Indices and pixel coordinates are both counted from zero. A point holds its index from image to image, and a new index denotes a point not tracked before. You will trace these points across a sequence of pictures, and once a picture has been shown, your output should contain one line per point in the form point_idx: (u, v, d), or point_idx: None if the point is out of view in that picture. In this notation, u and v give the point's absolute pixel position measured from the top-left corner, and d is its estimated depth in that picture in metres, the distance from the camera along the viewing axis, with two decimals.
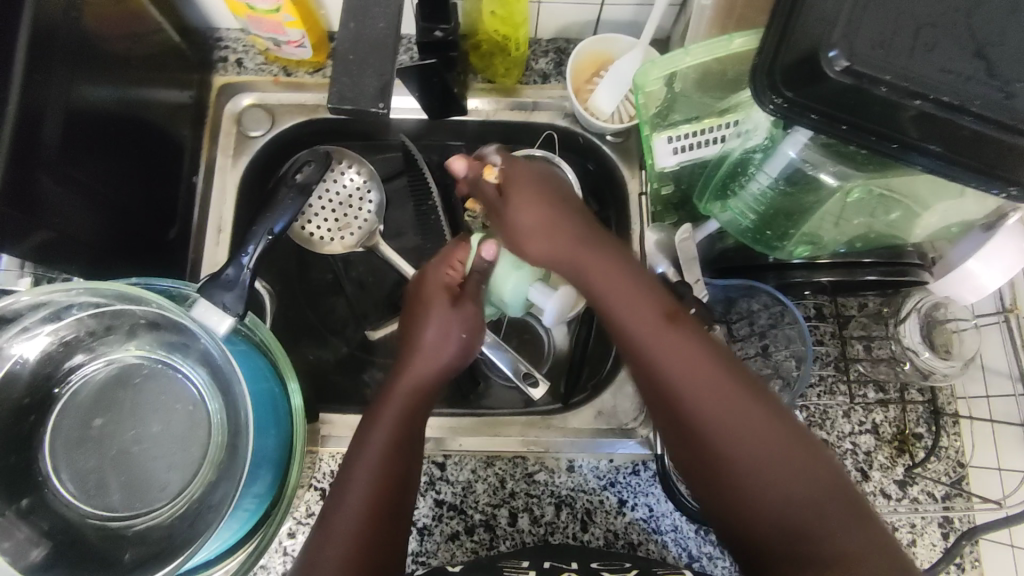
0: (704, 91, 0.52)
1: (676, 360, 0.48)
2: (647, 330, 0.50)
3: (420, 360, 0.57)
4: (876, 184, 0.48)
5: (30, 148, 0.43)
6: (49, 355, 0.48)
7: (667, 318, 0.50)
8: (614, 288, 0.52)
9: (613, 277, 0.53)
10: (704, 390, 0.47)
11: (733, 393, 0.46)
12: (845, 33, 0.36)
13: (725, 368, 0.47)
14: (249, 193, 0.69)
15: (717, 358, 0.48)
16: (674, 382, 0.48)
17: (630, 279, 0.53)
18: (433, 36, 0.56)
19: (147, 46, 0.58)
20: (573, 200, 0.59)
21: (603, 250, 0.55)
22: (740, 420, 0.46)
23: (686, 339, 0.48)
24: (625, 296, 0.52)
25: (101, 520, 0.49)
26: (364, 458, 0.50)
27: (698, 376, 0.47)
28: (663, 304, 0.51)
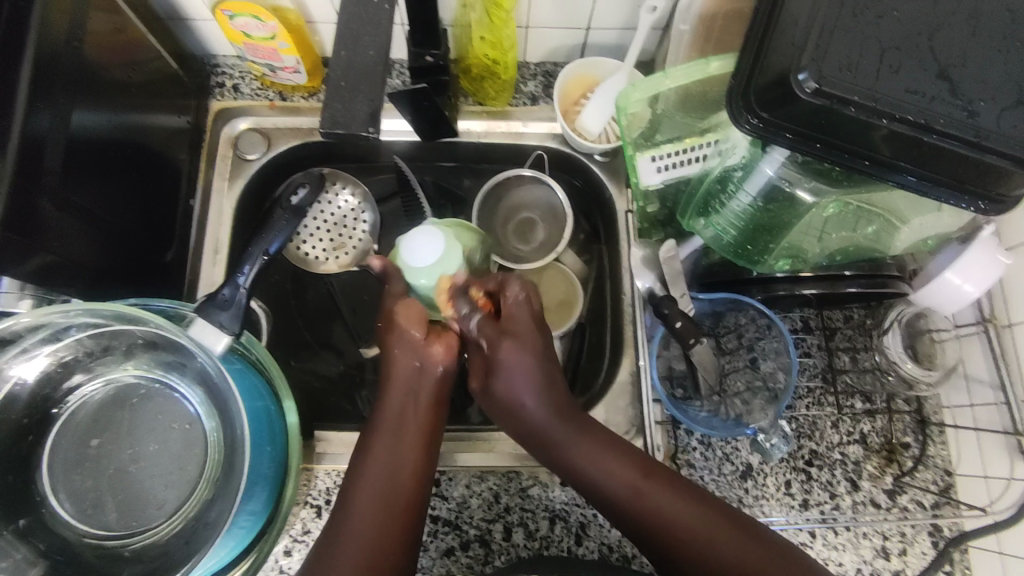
0: (686, 111, 0.54)
1: (653, 505, 0.49)
2: (626, 489, 0.50)
3: (399, 367, 0.55)
4: (851, 199, 0.50)
5: (33, 174, 0.45)
6: (48, 375, 0.49)
7: (641, 474, 0.50)
8: (583, 447, 0.52)
9: (566, 423, 0.53)
10: (692, 527, 0.48)
11: (715, 525, 0.48)
12: (813, 57, 0.38)
13: (706, 506, 0.49)
14: (245, 214, 0.70)
15: (700, 499, 0.49)
16: (666, 528, 0.48)
17: (603, 447, 0.52)
18: (425, 61, 0.58)
19: (145, 73, 0.59)
20: (544, 358, 0.54)
21: (575, 424, 0.53)
22: (700, 532, 0.47)
23: (657, 486, 0.50)
24: (598, 458, 0.51)
25: (97, 539, 0.50)
26: (364, 486, 0.50)
27: (677, 513, 0.48)
28: (637, 458, 0.51)
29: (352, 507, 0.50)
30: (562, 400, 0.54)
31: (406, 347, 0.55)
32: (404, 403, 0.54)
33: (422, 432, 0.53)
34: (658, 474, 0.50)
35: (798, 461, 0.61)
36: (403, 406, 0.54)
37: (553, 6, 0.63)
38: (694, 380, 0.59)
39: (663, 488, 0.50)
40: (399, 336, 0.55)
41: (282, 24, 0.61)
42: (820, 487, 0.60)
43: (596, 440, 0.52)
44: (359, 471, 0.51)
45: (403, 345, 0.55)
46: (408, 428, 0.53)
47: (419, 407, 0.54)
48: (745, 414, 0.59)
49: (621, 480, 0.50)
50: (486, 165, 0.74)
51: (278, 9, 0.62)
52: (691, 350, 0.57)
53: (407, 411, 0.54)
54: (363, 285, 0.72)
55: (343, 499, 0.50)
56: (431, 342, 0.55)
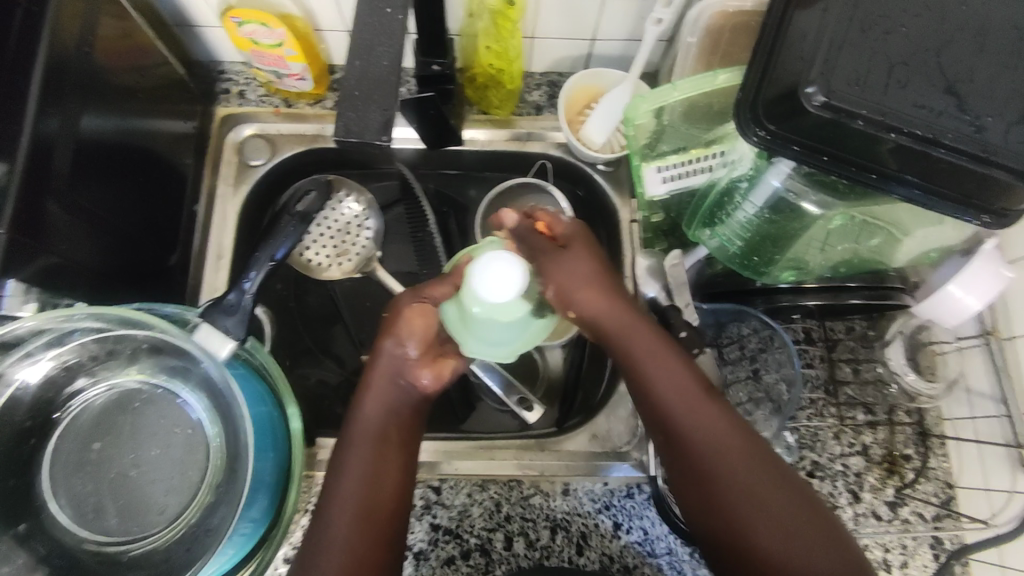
0: (691, 123, 0.54)
1: (700, 428, 0.49)
2: (683, 405, 0.49)
3: (377, 378, 0.53)
4: (856, 213, 0.51)
5: (42, 178, 0.45)
6: (52, 379, 0.48)
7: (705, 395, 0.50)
8: (655, 363, 0.51)
9: (640, 331, 0.52)
10: (729, 456, 0.48)
11: (759, 473, 0.47)
12: (822, 71, 0.39)
13: (755, 446, 0.48)
14: (248, 220, 0.70)
15: (750, 444, 0.48)
16: (708, 457, 0.48)
17: (669, 362, 0.51)
18: (431, 70, 0.59)
19: (152, 78, 0.59)
20: (605, 268, 0.55)
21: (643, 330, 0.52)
22: (738, 469, 0.47)
23: (717, 413, 0.49)
24: (666, 368, 0.51)
25: (98, 544, 0.50)
26: (341, 495, 0.49)
27: (722, 442, 0.48)
28: (701, 378, 0.50)
29: (329, 521, 0.48)
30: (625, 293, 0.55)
31: (388, 353, 0.54)
32: (382, 415, 0.53)
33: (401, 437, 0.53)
34: (721, 404, 0.50)
35: (799, 471, 0.61)
36: (382, 417, 0.53)
37: (558, 17, 0.63)
38: None
39: (721, 417, 0.49)
40: (390, 348, 0.54)
41: (290, 32, 0.61)
42: (821, 498, 0.60)
43: (665, 351, 0.51)
44: (337, 479, 0.50)
45: (388, 363, 0.54)
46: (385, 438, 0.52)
47: (396, 412, 0.53)
48: (749, 424, 0.59)
49: (680, 396, 0.50)
50: (490, 174, 0.74)
51: (286, 16, 0.62)
52: (694, 360, 0.56)
53: (382, 416, 0.53)
54: (366, 291, 0.72)
55: (323, 505, 0.49)
56: (422, 364, 0.54)
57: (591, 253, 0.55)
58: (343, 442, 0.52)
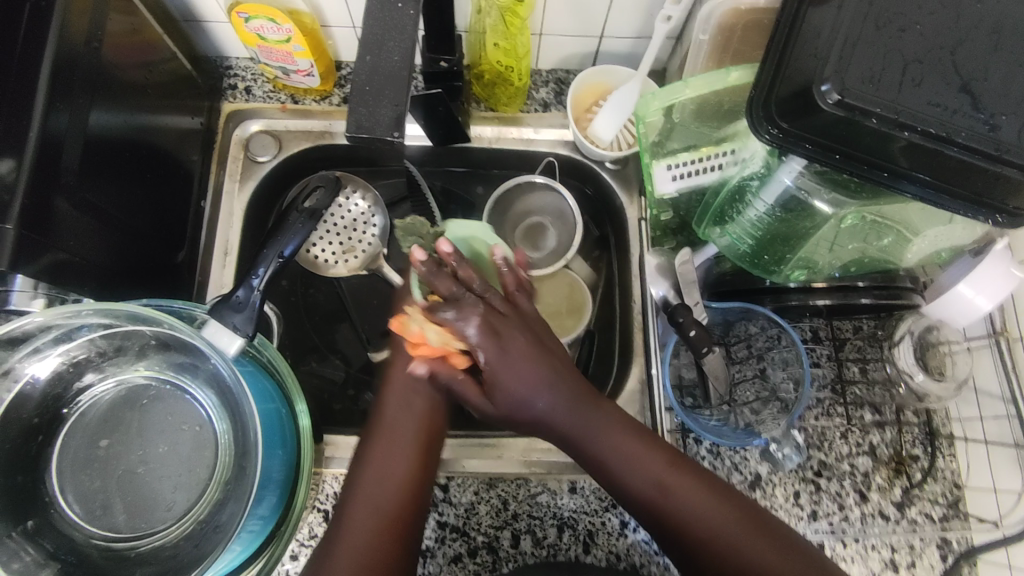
0: (702, 121, 0.54)
1: (682, 503, 0.47)
2: (658, 484, 0.48)
3: (396, 378, 0.54)
4: (868, 212, 0.51)
5: (51, 173, 0.45)
6: (60, 375, 0.48)
7: (668, 468, 0.49)
8: (615, 446, 0.50)
9: (593, 415, 0.50)
10: (710, 524, 0.47)
11: (744, 528, 0.46)
12: (836, 69, 0.38)
13: (729, 498, 0.48)
14: (255, 217, 0.70)
15: (721, 496, 0.48)
16: (693, 530, 0.47)
17: (630, 439, 0.50)
18: (438, 67, 0.59)
19: (159, 73, 0.59)
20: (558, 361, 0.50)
21: (595, 414, 0.50)
22: (726, 530, 0.46)
23: (690, 484, 0.48)
24: (628, 449, 0.49)
25: (106, 540, 0.50)
26: (362, 496, 0.48)
27: (702, 509, 0.47)
28: (661, 449, 0.50)
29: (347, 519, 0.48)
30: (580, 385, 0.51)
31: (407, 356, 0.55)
32: (398, 413, 0.53)
33: (418, 433, 0.52)
34: (687, 468, 0.49)
35: (807, 471, 0.61)
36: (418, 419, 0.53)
37: (567, 13, 0.63)
38: (704, 390, 0.60)
39: (694, 484, 0.48)
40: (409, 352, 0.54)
41: (298, 28, 0.61)
42: (829, 498, 0.60)
43: (623, 430, 0.50)
44: (357, 480, 0.50)
45: (404, 357, 0.55)
46: (425, 442, 0.52)
47: (403, 416, 0.53)
48: (756, 423, 0.59)
49: (650, 474, 0.49)
50: (496, 171, 0.74)
51: (293, 12, 0.62)
52: (704, 358, 0.56)
53: (402, 421, 0.53)
54: (372, 288, 0.72)
55: (339, 511, 0.48)
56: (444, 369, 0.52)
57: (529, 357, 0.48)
58: (367, 438, 0.52)
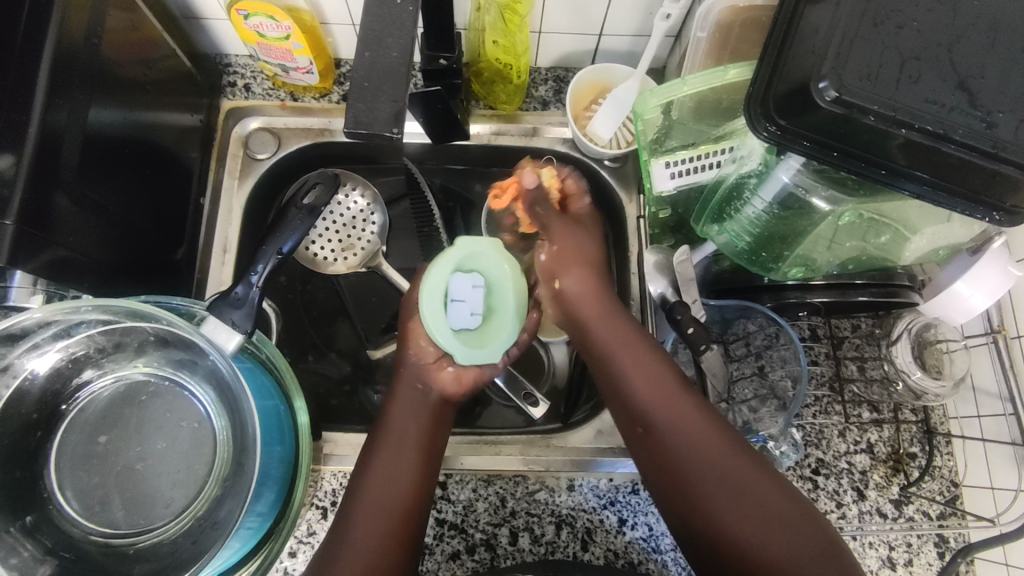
0: (700, 119, 0.54)
1: (672, 418, 0.52)
2: (655, 398, 0.53)
3: (402, 387, 0.56)
4: (866, 210, 0.50)
5: (51, 169, 0.45)
6: (59, 371, 0.48)
7: (679, 388, 0.53)
8: (626, 357, 0.56)
9: (617, 326, 0.58)
10: (697, 441, 0.51)
11: (722, 448, 0.50)
12: (834, 66, 0.39)
13: (719, 427, 0.51)
14: (254, 214, 0.70)
15: (713, 423, 0.52)
16: (677, 443, 0.51)
17: (646, 359, 0.55)
18: (437, 64, 0.58)
19: (158, 70, 0.59)
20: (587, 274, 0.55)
21: (618, 329, 0.58)
22: (706, 453, 0.50)
23: (689, 408, 0.52)
24: (637, 369, 0.55)
25: (104, 537, 0.50)
26: (366, 500, 0.50)
27: (693, 428, 0.51)
28: (671, 372, 0.54)
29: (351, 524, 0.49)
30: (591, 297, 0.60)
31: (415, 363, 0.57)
32: (404, 419, 0.55)
33: (422, 437, 0.54)
34: (693, 397, 0.53)
35: (805, 469, 0.61)
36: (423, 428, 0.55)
37: (566, 11, 0.63)
38: (703, 387, 0.59)
39: (693, 407, 0.52)
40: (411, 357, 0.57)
41: (297, 25, 0.61)
42: (826, 495, 0.60)
43: (640, 349, 0.56)
44: (362, 481, 0.51)
45: (411, 370, 0.57)
46: (428, 450, 0.53)
47: (408, 422, 0.55)
48: (754, 421, 0.59)
49: (649, 389, 0.54)
50: (495, 169, 0.74)
51: (293, 9, 0.62)
52: (702, 355, 0.56)
53: (407, 426, 0.54)
54: (371, 286, 0.72)
55: (346, 509, 0.51)
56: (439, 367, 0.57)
57: None
58: (375, 442, 0.54)
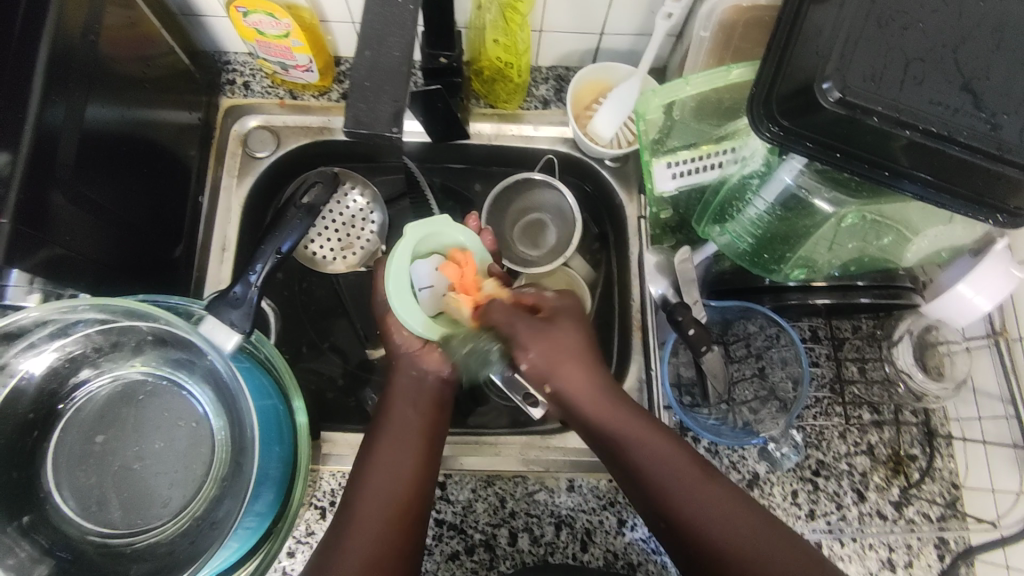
0: (701, 119, 0.54)
1: (698, 497, 0.47)
2: (674, 477, 0.48)
3: (401, 377, 0.56)
4: (869, 211, 0.50)
5: (48, 167, 0.44)
6: (56, 370, 0.48)
7: (699, 466, 0.49)
8: (637, 437, 0.50)
9: (624, 416, 0.51)
10: (719, 513, 0.47)
11: (735, 511, 0.47)
12: (838, 67, 0.38)
13: (733, 493, 0.48)
14: (252, 212, 0.70)
15: (726, 489, 0.48)
16: (699, 519, 0.47)
17: (655, 436, 0.50)
18: (437, 63, 0.58)
19: (157, 67, 0.59)
20: (591, 342, 0.55)
21: (623, 415, 0.51)
22: (724, 521, 0.46)
23: (706, 481, 0.48)
24: (650, 448, 0.49)
25: (102, 536, 0.49)
26: (369, 486, 0.50)
27: (709, 500, 0.47)
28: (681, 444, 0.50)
29: (355, 509, 0.49)
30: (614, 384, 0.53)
31: (414, 353, 0.57)
32: (405, 410, 0.55)
33: (423, 430, 0.53)
34: (706, 468, 0.49)
35: (805, 470, 0.61)
36: (424, 417, 0.54)
37: (568, 10, 0.63)
38: (703, 388, 0.59)
39: (710, 480, 0.48)
40: (405, 346, 0.57)
41: (296, 23, 0.61)
42: (827, 497, 0.60)
43: (649, 424, 0.51)
44: (364, 472, 0.50)
45: (403, 358, 0.56)
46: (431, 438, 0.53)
47: (410, 414, 0.54)
48: (754, 422, 0.59)
49: (673, 468, 0.48)
50: (495, 168, 0.74)
51: (292, 7, 0.61)
52: (703, 357, 0.56)
53: (407, 418, 0.54)
54: (371, 285, 0.71)
55: (346, 504, 0.49)
56: (428, 352, 0.56)
57: (571, 336, 0.54)
58: (375, 432, 0.54)
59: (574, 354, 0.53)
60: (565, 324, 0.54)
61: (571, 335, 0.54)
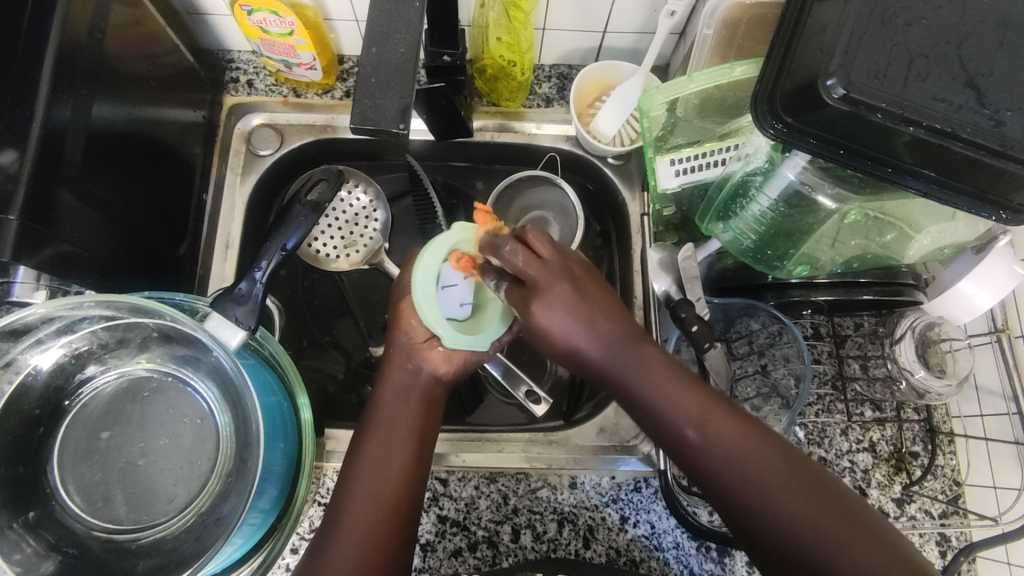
0: (705, 116, 0.54)
1: (721, 446, 0.41)
2: (692, 425, 0.41)
3: (392, 372, 0.55)
4: (871, 208, 0.50)
5: (54, 163, 0.45)
6: (62, 366, 0.48)
7: (711, 407, 0.42)
8: (649, 377, 0.43)
9: (638, 357, 0.43)
10: (748, 465, 0.40)
11: (770, 463, 0.40)
12: (842, 63, 0.38)
13: (767, 443, 0.41)
14: (256, 210, 0.70)
15: (761, 442, 0.41)
16: (728, 474, 0.40)
17: (669, 381, 0.43)
18: (442, 60, 0.58)
19: (161, 65, 0.59)
20: (585, 286, 0.45)
21: (639, 354, 0.44)
22: (754, 474, 0.40)
23: (734, 426, 0.41)
24: (666, 390, 0.42)
25: (107, 532, 0.50)
26: (358, 484, 0.48)
27: (743, 453, 0.40)
28: (700, 389, 0.43)
29: (344, 509, 0.48)
30: (618, 323, 0.44)
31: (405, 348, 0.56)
32: (395, 404, 0.53)
33: (412, 428, 0.52)
34: (731, 412, 0.42)
35: None
36: (416, 413, 0.53)
37: (571, 8, 0.63)
38: (705, 385, 0.60)
39: (737, 426, 0.41)
40: (401, 340, 0.56)
41: (300, 21, 0.61)
42: None
43: (662, 369, 0.43)
44: (352, 471, 0.49)
45: (400, 351, 0.56)
46: (422, 434, 0.52)
47: (400, 411, 0.53)
48: (757, 419, 0.59)
49: (690, 419, 0.42)
50: (498, 166, 0.74)
51: (296, 5, 0.61)
52: (704, 354, 0.56)
53: (397, 415, 0.52)
54: (374, 283, 0.72)
55: (336, 503, 0.48)
56: (428, 347, 0.55)
57: (562, 301, 0.43)
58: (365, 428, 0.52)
59: (565, 320, 0.43)
60: (556, 275, 0.43)
61: (562, 287, 0.43)
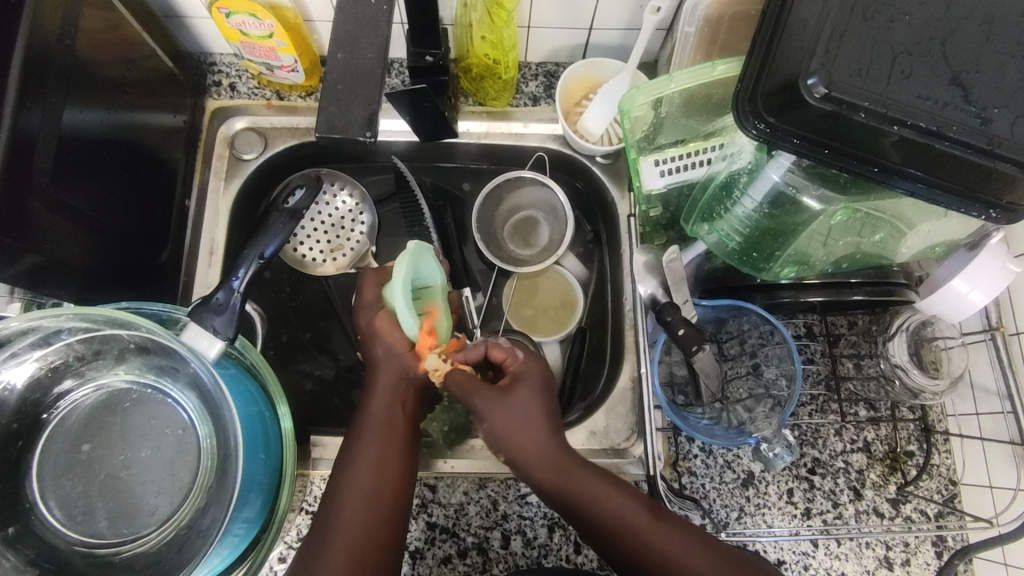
0: (690, 115, 0.53)
1: (662, 549, 0.46)
2: (633, 529, 0.47)
3: (383, 370, 0.55)
4: (859, 207, 0.49)
5: (24, 174, 0.44)
6: (38, 380, 0.48)
7: (651, 515, 0.47)
8: (595, 492, 0.48)
9: (580, 467, 0.50)
10: (683, 558, 0.45)
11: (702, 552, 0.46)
12: (823, 62, 0.37)
13: (697, 538, 0.46)
14: (241, 215, 0.69)
15: (696, 538, 0.46)
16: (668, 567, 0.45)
17: (610, 489, 0.49)
18: (424, 61, 0.57)
19: (139, 70, 0.58)
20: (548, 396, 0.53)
21: (581, 467, 0.50)
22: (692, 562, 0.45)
23: (669, 526, 0.47)
24: (607, 498, 0.48)
25: (88, 547, 0.49)
26: (353, 485, 0.49)
27: (679, 547, 0.46)
28: (641, 497, 0.48)
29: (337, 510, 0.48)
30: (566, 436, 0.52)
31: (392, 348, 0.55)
32: (389, 404, 0.53)
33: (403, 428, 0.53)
34: (668, 516, 0.48)
35: (800, 469, 0.60)
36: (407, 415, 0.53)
37: (554, 5, 0.62)
38: (696, 387, 0.60)
39: (675, 529, 0.47)
40: (383, 349, 0.55)
41: (279, 23, 0.60)
42: (822, 495, 0.59)
43: (604, 480, 0.49)
44: (345, 473, 0.50)
45: (382, 361, 0.55)
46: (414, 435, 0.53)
47: (386, 405, 0.53)
48: (748, 421, 0.58)
49: (632, 519, 0.47)
50: (485, 167, 0.73)
51: (274, 6, 0.60)
52: (693, 357, 0.55)
53: (389, 415, 0.53)
54: None
55: (327, 508, 0.48)
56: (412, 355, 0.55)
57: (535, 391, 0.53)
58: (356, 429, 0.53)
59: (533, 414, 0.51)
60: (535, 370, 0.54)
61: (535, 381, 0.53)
